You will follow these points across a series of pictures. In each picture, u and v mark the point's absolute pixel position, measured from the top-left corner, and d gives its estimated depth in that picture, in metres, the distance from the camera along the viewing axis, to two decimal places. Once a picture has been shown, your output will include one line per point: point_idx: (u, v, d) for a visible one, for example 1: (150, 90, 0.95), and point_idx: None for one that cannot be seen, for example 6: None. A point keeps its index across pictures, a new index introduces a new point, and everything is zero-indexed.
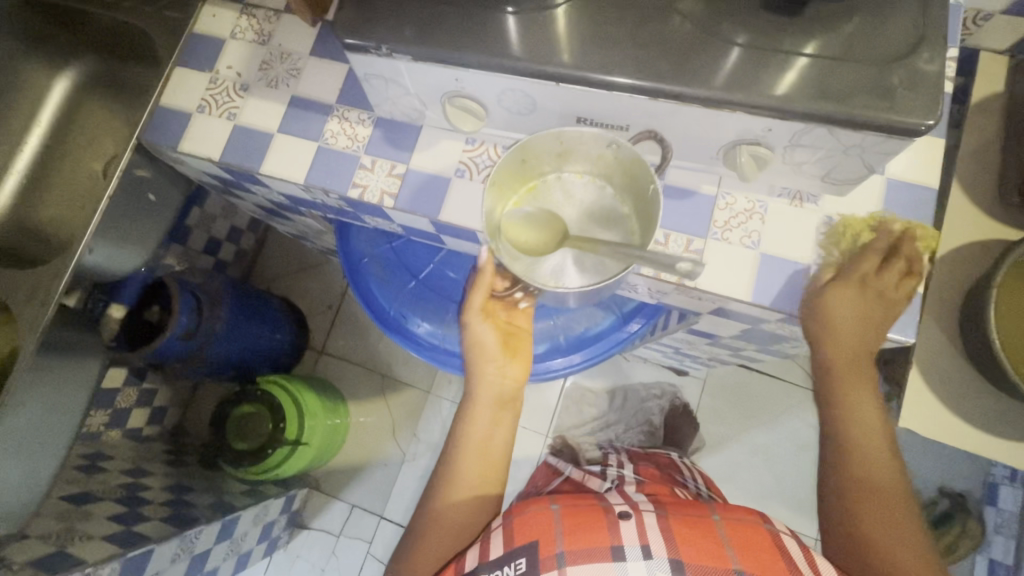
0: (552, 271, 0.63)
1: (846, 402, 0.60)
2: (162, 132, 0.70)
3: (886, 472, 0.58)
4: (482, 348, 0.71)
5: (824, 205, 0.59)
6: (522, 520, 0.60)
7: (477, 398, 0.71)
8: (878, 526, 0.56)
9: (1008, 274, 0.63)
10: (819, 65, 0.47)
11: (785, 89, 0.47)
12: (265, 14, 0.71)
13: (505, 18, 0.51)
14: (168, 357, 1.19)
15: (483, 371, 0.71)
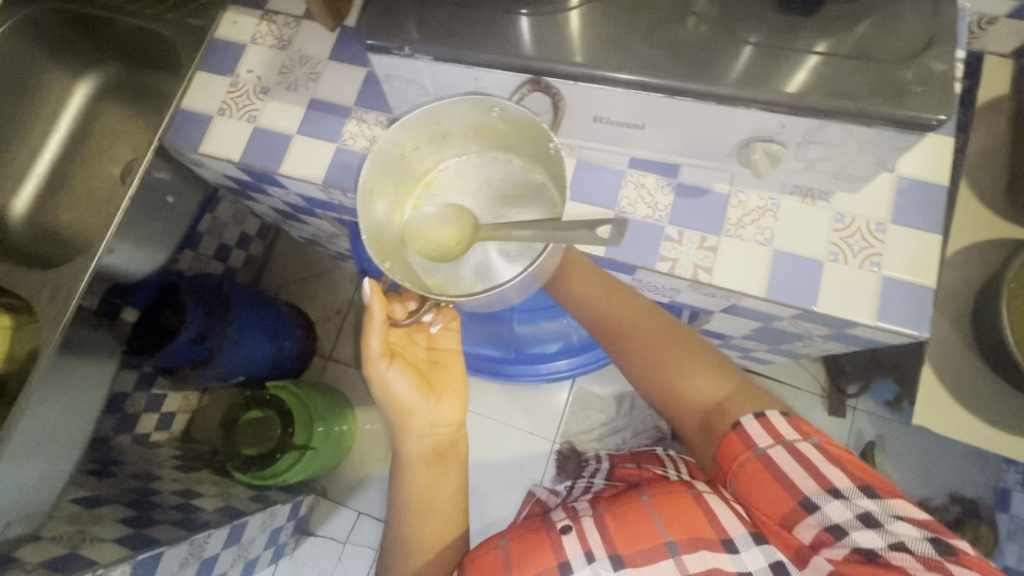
0: (473, 268, 0.61)
1: (600, 307, 0.68)
2: (184, 134, 0.72)
3: (654, 335, 0.65)
4: (398, 399, 0.64)
5: (836, 202, 0.60)
6: (473, 565, 0.56)
7: (411, 448, 0.66)
8: (682, 399, 0.61)
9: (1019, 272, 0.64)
10: (829, 64, 0.48)
11: (797, 87, 0.48)
12: (285, 20, 0.73)
13: (522, 20, 0.52)
14: (182, 362, 1.21)
15: (410, 422, 0.66)
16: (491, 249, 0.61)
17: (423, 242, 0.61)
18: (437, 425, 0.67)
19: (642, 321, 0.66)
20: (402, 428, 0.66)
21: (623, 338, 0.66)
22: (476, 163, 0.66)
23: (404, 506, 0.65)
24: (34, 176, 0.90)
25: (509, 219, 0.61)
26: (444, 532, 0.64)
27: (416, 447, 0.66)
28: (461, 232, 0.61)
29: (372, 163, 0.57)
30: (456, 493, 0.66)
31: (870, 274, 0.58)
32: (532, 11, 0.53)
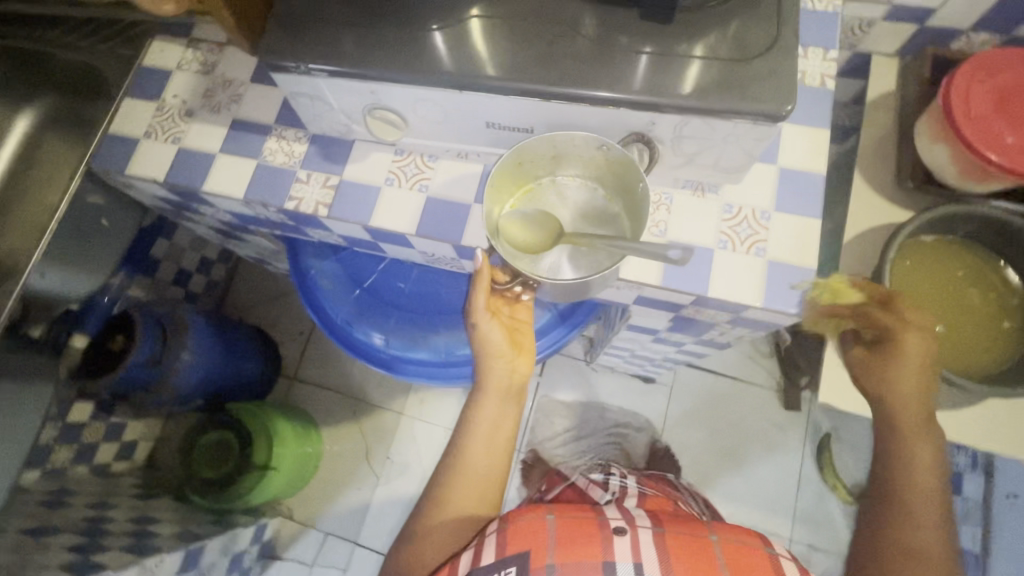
0: (548, 269, 0.63)
1: (891, 437, 0.65)
2: (111, 157, 0.74)
3: (925, 509, 0.62)
4: (487, 344, 0.71)
5: (723, 194, 0.64)
6: (514, 529, 0.61)
7: (491, 387, 0.72)
8: (894, 554, 0.60)
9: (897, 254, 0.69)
10: (710, 65, 0.52)
11: (690, 87, 0.52)
12: (211, 47, 0.77)
13: (424, 33, 0.56)
14: (133, 386, 1.20)
15: (493, 364, 0.72)
16: (564, 254, 0.63)
17: (508, 238, 0.61)
18: (516, 372, 0.73)
19: (927, 487, 0.63)
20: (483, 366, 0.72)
21: (900, 482, 0.63)
22: (575, 185, 0.65)
23: (471, 438, 0.70)
24: None
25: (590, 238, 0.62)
26: (495, 478, 0.70)
27: (496, 387, 0.72)
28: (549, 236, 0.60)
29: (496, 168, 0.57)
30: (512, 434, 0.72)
31: (756, 259, 0.62)
32: (443, 26, 0.56)
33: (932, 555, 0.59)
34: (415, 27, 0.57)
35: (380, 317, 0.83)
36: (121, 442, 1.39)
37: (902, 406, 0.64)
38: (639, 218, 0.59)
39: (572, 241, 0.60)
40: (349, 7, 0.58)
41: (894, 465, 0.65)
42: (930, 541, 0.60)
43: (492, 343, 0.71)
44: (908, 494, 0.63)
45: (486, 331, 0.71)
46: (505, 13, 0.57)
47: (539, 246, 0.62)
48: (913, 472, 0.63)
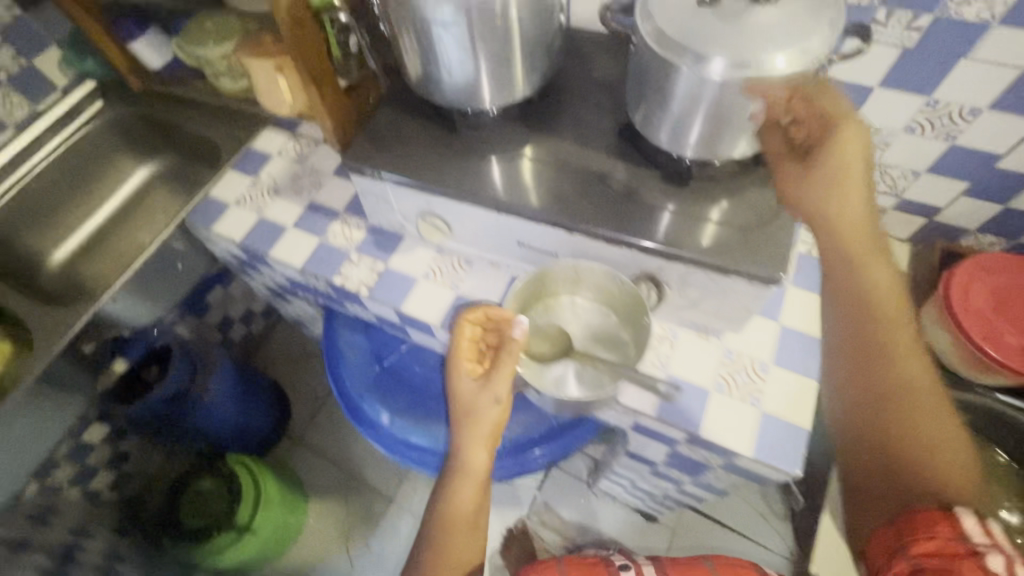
0: (553, 381, 0.66)
1: (843, 285, 0.59)
2: (202, 215, 0.87)
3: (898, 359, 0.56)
4: (479, 419, 0.64)
5: (726, 339, 0.68)
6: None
7: (464, 466, 0.66)
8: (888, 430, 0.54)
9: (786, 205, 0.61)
10: (723, 231, 0.60)
11: (707, 241, 0.59)
12: (308, 142, 0.93)
13: (482, 163, 0.68)
14: (151, 416, 1.27)
15: (475, 446, 0.65)
16: (571, 368, 0.67)
17: (522, 347, 0.67)
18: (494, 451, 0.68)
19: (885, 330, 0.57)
20: (467, 447, 0.66)
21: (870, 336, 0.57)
22: (590, 306, 0.70)
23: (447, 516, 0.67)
24: (79, 233, 1.09)
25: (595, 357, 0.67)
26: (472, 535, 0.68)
27: (474, 468, 0.66)
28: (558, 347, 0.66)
29: (519, 285, 0.65)
30: (476, 510, 0.69)
31: (751, 408, 0.65)
32: (501, 161, 0.69)
33: (916, 385, 0.55)
34: (472, 158, 0.69)
35: (392, 396, 0.88)
36: (119, 473, 1.38)
37: (843, 234, 0.57)
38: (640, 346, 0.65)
39: (583, 359, 0.66)
40: (425, 134, 0.71)
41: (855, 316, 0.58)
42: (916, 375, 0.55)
43: (484, 428, 0.64)
44: (885, 341, 0.57)
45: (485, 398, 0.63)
46: (551, 158, 0.68)
47: (552, 358, 0.67)
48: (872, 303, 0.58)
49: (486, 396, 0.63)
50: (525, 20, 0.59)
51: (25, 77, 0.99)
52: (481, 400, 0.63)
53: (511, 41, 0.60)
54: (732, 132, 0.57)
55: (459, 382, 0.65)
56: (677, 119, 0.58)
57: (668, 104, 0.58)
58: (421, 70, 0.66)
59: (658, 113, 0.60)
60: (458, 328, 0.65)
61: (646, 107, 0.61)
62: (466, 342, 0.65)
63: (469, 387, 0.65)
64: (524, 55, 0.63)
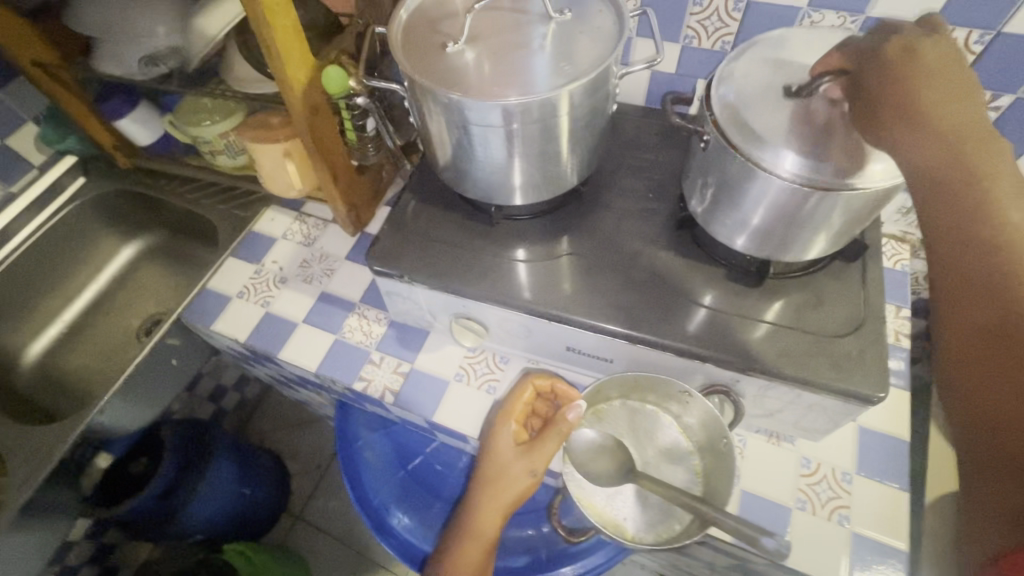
0: (611, 504, 0.60)
1: (945, 219, 0.36)
2: (200, 312, 0.79)
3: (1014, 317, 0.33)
4: (500, 485, 0.59)
5: (800, 446, 0.62)
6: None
7: (471, 530, 0.61)
8: (1001, 428, 0.32)
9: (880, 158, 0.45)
10: (777, 332, 0.54)
11: (755, 345, 0.54)
12: (315, 222, 0.85)
13: (511, 261, 0.62)
14: (140, 517, 1.15)
15: (487, 513, 0.60)
16: (630, 489, 0.61)
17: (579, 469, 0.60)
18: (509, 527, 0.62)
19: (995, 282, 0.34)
20: (478, 510, 0.60)
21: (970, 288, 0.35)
22: (649, 412, 0.63)
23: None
24: (60, 321, 1.00)
25: (661, 476, 0.60)
26: None
27: (482, 536, 0.60)
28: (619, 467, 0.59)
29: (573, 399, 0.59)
30: None
31: (840, 528, 0.57)
32: (527, 260, 0.62)
33: None
34: (505, 255, 0.63)
35: (418, 503, 0.80)
36: (103, 566, 1.28)
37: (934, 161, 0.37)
38: (716, 471, 0.57)
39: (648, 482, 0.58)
40: (455, 228, 0.65)
41: (964, 256, 0.35)
42: None
43: (508, 497, 0.58)
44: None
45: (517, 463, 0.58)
46: (592, 252, 0.62)
47: (610, 477, 0.59)
48: (987, 232, 0.34)
49: (513, 463, 0.58)
50: (577, 114, 0.53)
51: None
52: (514, 466, 0.58)
53: (559, 136, 0.54)
54: (806, 230, 0.50)
55: (496, 441, 0.60)
56: (742, 216, 0.52)
57: (739, 206, 0.52)
58: (452, 159, 0.59)
59: (725, 211, 0.54)
60: (519, 387, 0.62)
61: (710, 202, 0.55)
62: (520, 404, 0.61)
63: (505, 447, 0.60)
64: (571, 148, 0.57)
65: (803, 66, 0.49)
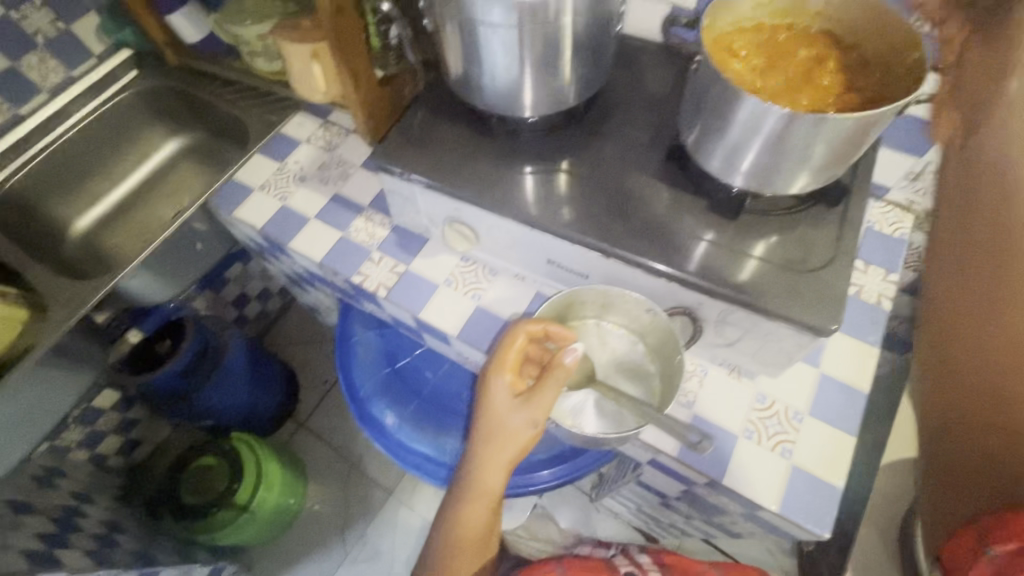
0: (571, 409, 0.64)
1: None
2: (224, 199, 0.85)
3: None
4: (502, 439, 0.60)
5: (759, 382, 0.64)
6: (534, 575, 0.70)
7: (478, 484, 0.62)
8: None
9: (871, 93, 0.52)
10: (764, 267, 0.56)
11: (745, 278, 0.55)
12: (337, 131, 0.90)
13: (508, 172, 0.65)
14: (160, 393, 1.27)
15: (492, 469, 0.61)
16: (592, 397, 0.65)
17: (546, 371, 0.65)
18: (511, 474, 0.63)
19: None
20: (485, 467, 0.61)
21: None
22: (616, 331, 0.67)
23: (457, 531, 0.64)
24: (105, 203, 1.09)
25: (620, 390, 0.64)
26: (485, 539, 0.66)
27: (490, 488, 0.62)
28: (580, 375, 0.64)
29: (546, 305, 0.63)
30: (488, 523, 0.65)
31: (781, 460, 0.60)
32: (533, 172, 0.65)
33: None
34: (503, 166, 0.66)
35: (403, 401, 0.86)
36: (127, 438, 1.40)
37: None
38: (669, 390, 0.61)
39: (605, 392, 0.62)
40: (461, 137, 0.68)
41: None
42: None
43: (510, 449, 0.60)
44: None
45: (516, 419, 0.59)
46: (583, 173, 0.65)
47: (571, 385, 0.64)
48: None
49: (513, 417, 0.59)
50: (579, 24, 0.55)
51: (61, 42, 0.98)
52: (517, 420, 0.58)
53: (560, 51, 0.57)
54: (786, 161, 0.52)
55: (495, 395, 0.60)
56: (728, 143, 0.54)
57: (726, 131, 0.53)
58: (460, 66, 0.62)
59: (713, 140, 0.55)
60: (511, 337, 0.60)
61: (701, 130, 0.57)
62: (512, 354, 0.60)
63: (501, 400, 0.59)
64: (573, 62, 0.59)
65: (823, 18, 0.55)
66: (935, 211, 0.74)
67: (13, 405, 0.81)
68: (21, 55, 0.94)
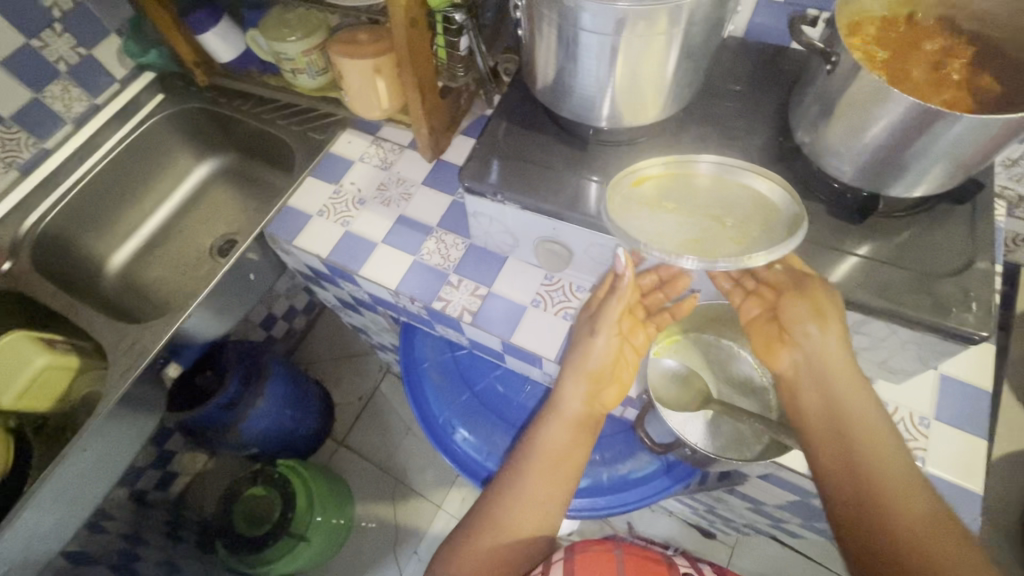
0: (679, 425, 0.62)
1: (820, 417, 0.53)
2: (282, 228, 0.81)
3: (895, 478, 0.48)
4: (581, 355, 0.60)
5: (878, 388, 0.62)
6: (584, 557, 0.57)
7: (557, 402, 0.61)
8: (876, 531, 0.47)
9: (1009, 78, 0.51)
10: (870, 266, 0.54)
11: (839, 280, 0.54)
12: (391, 147, 0.86)
13: (599, 184, 0.62)
14: (205, 424, 1.23)
15: (568, 381, 0.60)
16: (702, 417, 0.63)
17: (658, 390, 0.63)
18: (596, 400, 0.61)
19: (891, 458, 0.49)
20: (563, 379, 0.61)
21: (850, 458, 0.50)
22: (725, 346, 0.66)
23: (528, 452, 0.60)
24: (139, 233, 1.03)
25: (734, 404, 0.63)
26: (565, 478, 0.59)
27: (566, 410, 0.61)
28: (694, 394, 0.63)
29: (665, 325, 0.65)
30: (567, 451, 0.60)
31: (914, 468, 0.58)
32: (602, 182, 0.62)
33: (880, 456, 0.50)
34: (594, 177, 0.62)
35: (482, 424, 0.83)
36: (165, 472, 1.34)
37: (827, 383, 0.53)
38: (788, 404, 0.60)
39: (723, 412, 0.60)
40: (549, 150, 0.64)
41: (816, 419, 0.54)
42: (874, 445, 0.50)
43: (590, 362, 0.59)
44: (848, 417, 0.52)
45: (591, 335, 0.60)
46: None
47: (683, 405, 0.63)
48: (837, 417, 0.52)
49: (592, 330, 0.60)
50: (693, 31, 0.52)
51: (83, 69, 0.92)
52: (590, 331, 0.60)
53: (670, 59, 0.53)
54: (924, 160, 0.49)
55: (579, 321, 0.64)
56: (862, 144, 0.51)
57: (858, 129, 0.50)
58: (553, 76, 0.58)
59: (844, 141, 0.52)
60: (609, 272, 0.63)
61: (826, 132, 0.54)
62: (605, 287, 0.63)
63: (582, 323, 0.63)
64: (679, 70, 0.55)
65: (915, 38, 0.53)
66: None
67: (80, 460, 0.77)
68: (44, 86, 0.88)
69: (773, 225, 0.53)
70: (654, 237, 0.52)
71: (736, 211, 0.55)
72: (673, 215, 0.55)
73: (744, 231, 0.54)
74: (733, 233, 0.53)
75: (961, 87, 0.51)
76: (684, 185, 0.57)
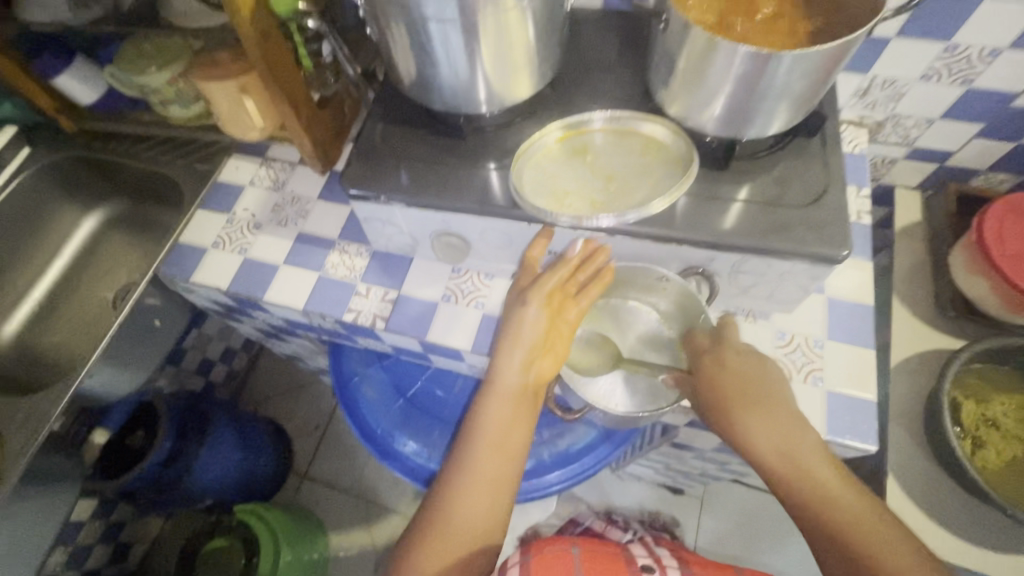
0: (603, 393, 0.64)
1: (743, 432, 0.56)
2: (177, 267, 0.77)
3: (824, 474, 0.52)
4: (515, 331, 0.60)
5: (774, 320, 0.66)
6: (542, 559, 0.56)
7: (496, 381, 0.60)
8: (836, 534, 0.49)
9: (826, 19, 0.55)
10: (748, 208, 0.57)
11: (726, 226, 0.56)
12: (282, 166, 0.84)
13: (478, 171, 0.62)
14: (145, 487, 1.15)
15: (504, 358, 0.59)
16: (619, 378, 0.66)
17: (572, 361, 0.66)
18: (533, 371, 0.60)
19: (810, 452, 0.53)
20: (498, 356, 0.60)
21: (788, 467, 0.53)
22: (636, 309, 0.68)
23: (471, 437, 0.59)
24: (29, 299, 0.97)
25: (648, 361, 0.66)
26: (511, 461, 0.58)
27: (503, 384, 0.59)
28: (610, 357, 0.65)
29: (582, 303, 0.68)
30: (510, 430, 0.58)
31: (815, 389, 0.62)
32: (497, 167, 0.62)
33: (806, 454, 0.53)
34: (474, 165, 0.62)
35: (423, 428, 0.83)
36: (116, 543, 1.27)
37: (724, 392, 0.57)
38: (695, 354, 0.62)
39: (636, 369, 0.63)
40: (428, 145, 0.64)
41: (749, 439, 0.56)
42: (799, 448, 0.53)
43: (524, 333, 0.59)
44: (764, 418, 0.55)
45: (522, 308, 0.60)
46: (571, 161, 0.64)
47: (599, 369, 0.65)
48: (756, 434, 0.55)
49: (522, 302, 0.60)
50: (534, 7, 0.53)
51: None
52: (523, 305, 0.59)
53: (519, 38, 0.54)
54: (765, 99, 0.51)
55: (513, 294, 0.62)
56: (707, 96, 0.54)
57: (702, 81, 0.53)
58: (412, 72, 0.58)
59: (694, 94, 0.55)
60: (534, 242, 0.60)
61: (677, 88, 0.56)
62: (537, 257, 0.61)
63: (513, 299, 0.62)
64: (533, 47, 0.57)
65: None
66: (885, 121, 0.78)
67: None
68: None
69: (649, 188, 0.58)
70: (537, 179, 0.60)
71: (637, 175, 0.60)
72: (581, 164, 0.61)
73: (627, 192, 0.59)
74: (609, 192, 0.59)
75: (784, 36, 0.54)
76: (613, 142, 0.62)
